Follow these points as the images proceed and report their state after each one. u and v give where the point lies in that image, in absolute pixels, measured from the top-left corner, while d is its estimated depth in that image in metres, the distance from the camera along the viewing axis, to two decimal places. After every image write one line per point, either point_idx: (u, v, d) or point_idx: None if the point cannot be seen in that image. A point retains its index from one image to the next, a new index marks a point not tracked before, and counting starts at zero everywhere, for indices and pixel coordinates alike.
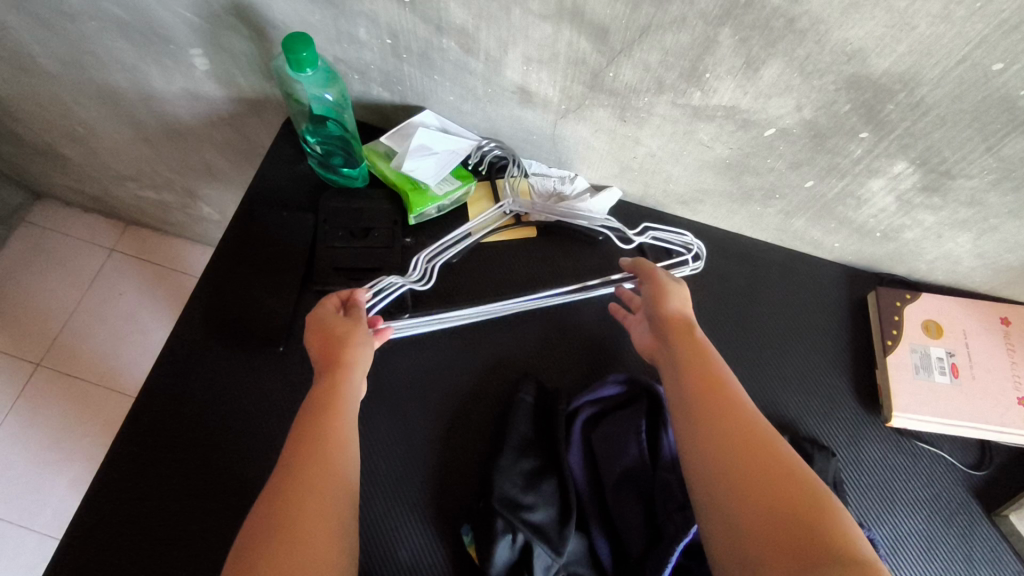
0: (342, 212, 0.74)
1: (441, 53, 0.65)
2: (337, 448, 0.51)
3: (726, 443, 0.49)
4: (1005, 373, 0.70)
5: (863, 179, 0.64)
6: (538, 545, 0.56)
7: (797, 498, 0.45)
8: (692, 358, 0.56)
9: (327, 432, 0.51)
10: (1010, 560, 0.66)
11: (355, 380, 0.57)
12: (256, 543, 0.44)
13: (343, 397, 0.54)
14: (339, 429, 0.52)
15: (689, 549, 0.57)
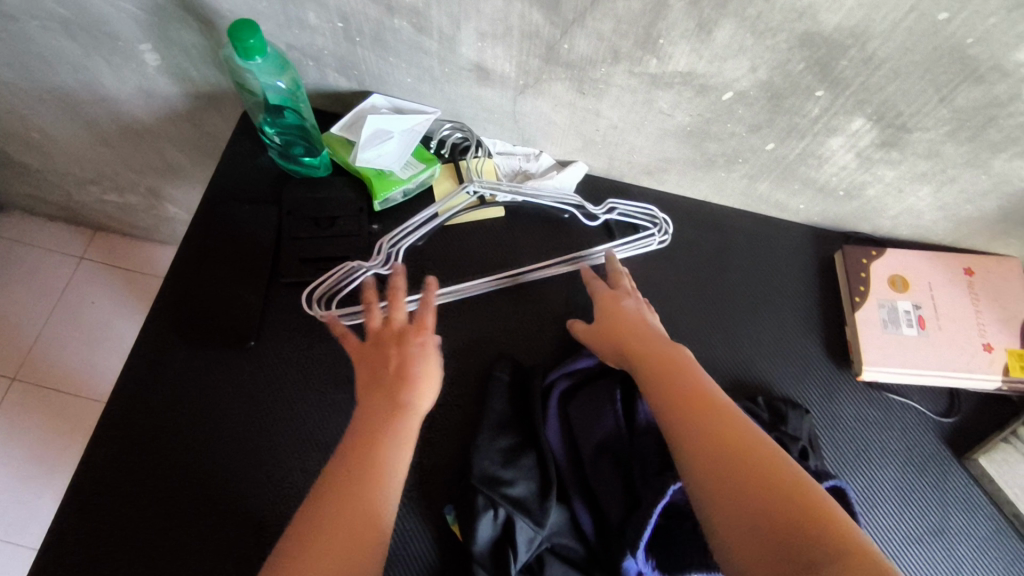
0: (305, 202, 0.73)
1: (393, 34, 0.64)
2: (393, 479, 0.49)
3: (711, 439, 0.49)
4: (970, 322, 0.72)
5: (824, 138, 0.64)
6: (519, 519, 0.57)
7: (790, 490, 0.44)
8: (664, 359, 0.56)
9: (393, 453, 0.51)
10: (982, 499, 0.68)
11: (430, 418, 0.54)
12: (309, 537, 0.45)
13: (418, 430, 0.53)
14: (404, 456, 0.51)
15: (667, 512, 0.58)
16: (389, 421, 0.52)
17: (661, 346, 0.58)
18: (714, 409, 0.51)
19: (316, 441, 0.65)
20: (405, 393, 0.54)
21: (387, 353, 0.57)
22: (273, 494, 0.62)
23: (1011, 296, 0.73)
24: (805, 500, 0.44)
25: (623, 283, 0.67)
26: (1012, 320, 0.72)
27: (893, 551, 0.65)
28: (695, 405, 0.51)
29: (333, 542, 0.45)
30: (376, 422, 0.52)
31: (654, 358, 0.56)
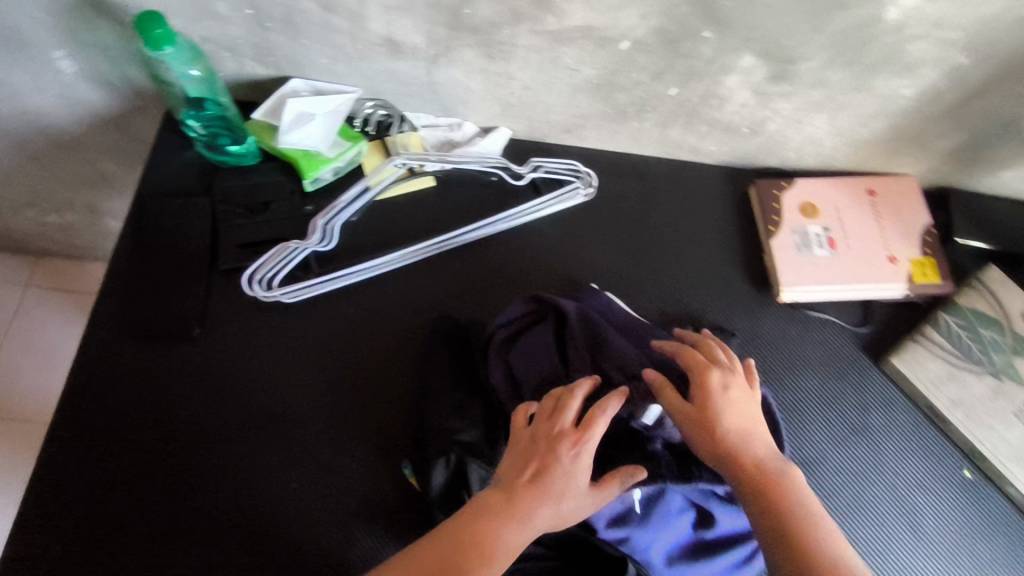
0: (237, 189, 0.75)
1: (302, 15, 0.66)
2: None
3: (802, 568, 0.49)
4: (875, 238, 0.78)
5: (721, 77, 0.68)
6: (470, 461, 0.60)
7: None
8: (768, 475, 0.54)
9: (484, 546, 0.47)
10: (899, 398, 0.75)
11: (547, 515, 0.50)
12: None
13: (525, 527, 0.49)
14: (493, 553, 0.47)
15: (610, 436, 0.63)
16: (512, 516, 0.49)
17: (761, 454, 0.55)
18: (821, 540, 0.51)
19: (269, 416, 0.67)
20: (536, 499, 0.50)
21: (537, 448, 0.53)
22: (231, 471, 0.64)
23: (910, 211, 0.80)
24: None
25: (715, 353, 0.62)
26: (911, 232, 0.79)
27: (821, 454, 0.72)
28: (816, 554, 0.50)
29: None
30: (500, 517, 0.49)
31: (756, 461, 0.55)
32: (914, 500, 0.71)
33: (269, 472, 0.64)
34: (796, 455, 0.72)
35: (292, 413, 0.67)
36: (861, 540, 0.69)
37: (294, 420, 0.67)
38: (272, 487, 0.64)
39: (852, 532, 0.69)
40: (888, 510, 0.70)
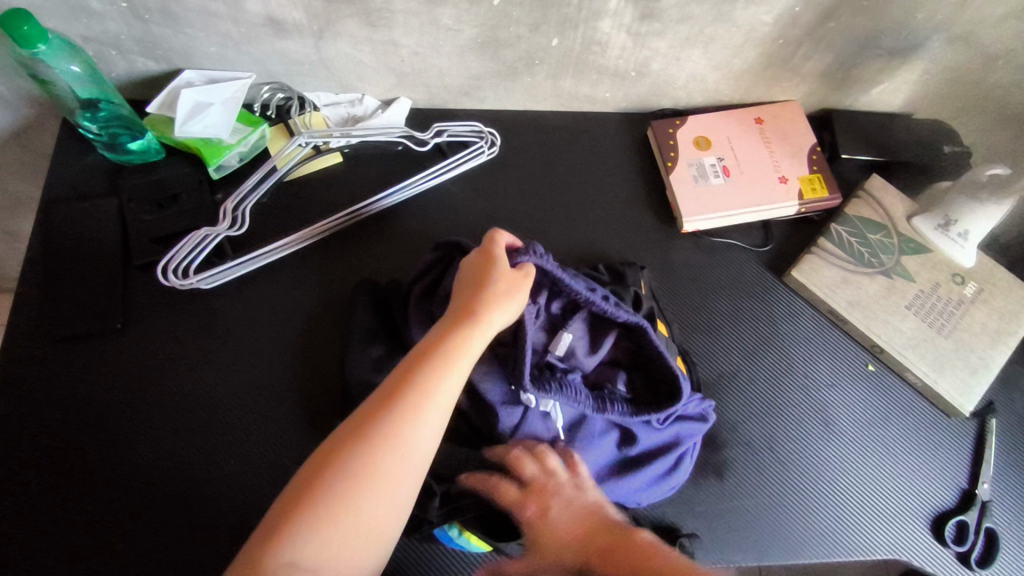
0: (143, 186, 0.76)
1: (178, 3, 0.67)
2: (435, 378, 0.52)
3: None
4: (766, 161, 0.82)
5: (595, 23, 0.72)
6: None
7: None
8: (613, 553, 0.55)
9: (438, 347, 0.54)
10: (804, 307, 0.81)
11: (491, 316, 0.57)
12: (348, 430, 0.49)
13: (470, 324, 0.55)
14: (449, 348, 0.54)
15: None
16: (440, 362, 0.53)
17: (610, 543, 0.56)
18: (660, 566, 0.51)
19: (203, 400, 0.70)
20: (473, 304, 0.57)
21: (468, 276, 0.60)
22: (171, 455, 0.67)
23: (796, 132, 0.84)
24: None
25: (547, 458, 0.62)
26: (799, 153, 0.83)
27: (737, 366, 0.77)
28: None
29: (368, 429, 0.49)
30: (428, 362, 0.53)
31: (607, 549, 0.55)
32: (825, 396, 0.76)
33: (210, 450, 0.67)
34: (713, 370, 0.76)
35: (224, 392, 0.70)
36: (779, 439, 0.74)
37: (229, 400, 0.70)
38: (215, 464, 0.67)
39: (772, 432, 0.74)
40: (803, 409, 0.75)
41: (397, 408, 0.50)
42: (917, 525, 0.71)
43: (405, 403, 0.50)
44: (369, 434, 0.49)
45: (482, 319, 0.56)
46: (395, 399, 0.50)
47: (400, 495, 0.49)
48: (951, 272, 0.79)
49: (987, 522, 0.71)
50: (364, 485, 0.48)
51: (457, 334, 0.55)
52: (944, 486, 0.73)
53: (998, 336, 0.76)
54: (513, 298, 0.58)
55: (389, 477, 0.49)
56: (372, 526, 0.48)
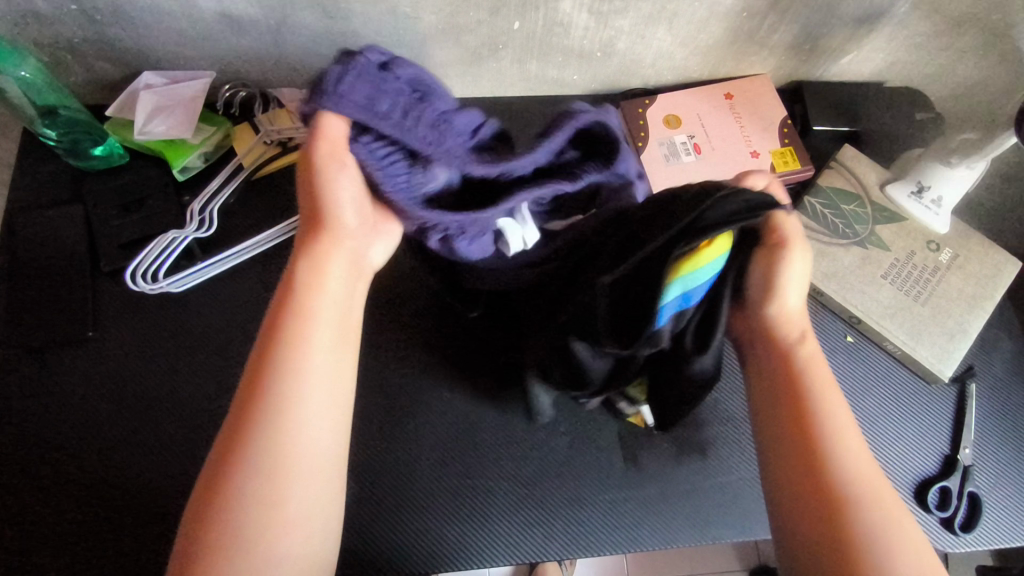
0: (108, 192, 0.75)
1: (129, 3, 0.66)
2: (296, 359, 0.48)
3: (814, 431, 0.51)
4: (738, 137, 0.82)
5: (555, 5, 0.71)
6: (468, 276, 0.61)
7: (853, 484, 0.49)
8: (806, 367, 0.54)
9: (289, 322, 0.49)
10: None
11: (333, 253, 0.52)
12: (224, 454, 0.45)
13: (317, 278, 0.51)
14: (300, 319, 0.49)
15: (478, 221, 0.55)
16: (284, 342, 0.48)
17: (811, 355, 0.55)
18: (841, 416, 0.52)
19: (180, 402, 0.69)
20: (312, 250, 0.52)
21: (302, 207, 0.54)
22: (150, 460, 0.66)
23: (766, 106, 0.83)
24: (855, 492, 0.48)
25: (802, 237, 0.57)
26: (770, 126, 0.82)
27: None
28: (835, 429, 0.51)
29: (244, 447, 0.45)
30: (271, 345, 0.48)
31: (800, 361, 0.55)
32: None
33: (187, 453, 0.67)
34: None
35: (200, 395, 0.70)
36: None
37: (206, 403, 0.69)
38: (194, 465, 0.67)
39: None
40: None
41: (252, 408, 0.46)
42: (901, 493, 0.71)
43: (274, 397, 0.46)
44: (235, 445, 0.45)
45: (310, 276, 0.51)
46: (248, 402, 0.47)
47: (309, 493, 0.46)
48: (926, 239, 0.78)
49: (968, 487, 0.71)
50: (241, 494, 0.44)
51: (290, 301, 0.50)
52: (926, 453, 0.73)
53: (974, 302, 0.76)
54: (329, 225, 0.53)
55: (281, 485, 0.45)
56: (294, 537, 0.45)
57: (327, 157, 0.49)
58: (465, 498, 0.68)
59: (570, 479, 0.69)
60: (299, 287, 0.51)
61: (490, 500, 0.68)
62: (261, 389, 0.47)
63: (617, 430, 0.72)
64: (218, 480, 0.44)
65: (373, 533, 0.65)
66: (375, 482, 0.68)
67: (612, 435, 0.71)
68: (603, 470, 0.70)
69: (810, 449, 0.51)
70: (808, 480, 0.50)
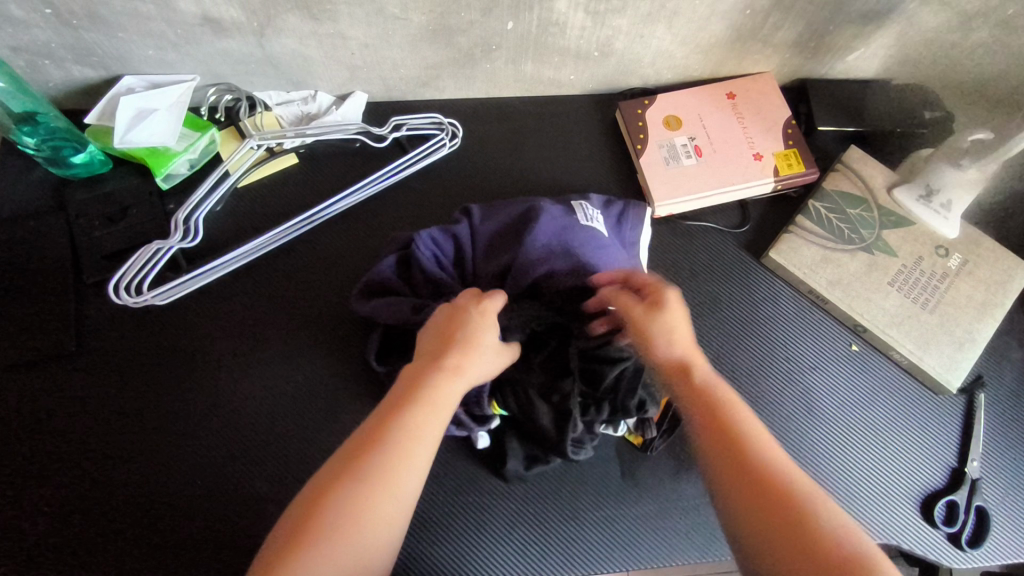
0: (91, 202, 0.72)
1: (105, 7, 0.63)
2: (408, 450, 0.45)
3: (734, 454, 0.47)
4: (740, 139, 0.79)
5: (550, 4, 0.68)
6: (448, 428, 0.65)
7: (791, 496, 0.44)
8: (697, 393, 0.51)
9: (412, 404, 0.47)
10: (786, 290, 0.78)
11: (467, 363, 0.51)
12: (309, 518, 0.42)
13: (447, 376, 0.49)
14: (420, 408, 0.47)
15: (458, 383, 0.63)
16: (389, 440, 0.45)
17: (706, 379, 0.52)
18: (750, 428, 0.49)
19: (169, 420, 0.67)
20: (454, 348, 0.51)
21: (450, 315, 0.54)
22: (136, 479, 0.65)
23: (769, 106, 0.80)
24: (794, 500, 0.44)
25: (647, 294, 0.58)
26: (774, 128, 0.79)
27: (720, 352, 0.75)
28: (746, 440, 0.48)
29: (324, 521, 0.42)
30: (366, 476, 0.44)
31: (692, 388, 0.52)
32: (810, 379, 0.74)
33: (174, 470, 0.65)
34: None
35: (188, 410, 0.68)
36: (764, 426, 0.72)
37: (196, 420, 0.68)
38: (184, 485, 0.65)
39: None
40: (787, 394, 0.73)
41: (326, 542, 0.41)
42: (907, 507, 0.70)
43: (375, 481, 0.43)
44: (292, 540, 0.41)
45: (427, 409, 0.47)
46: (321, 534, 0.41)
47: None
48: (935, 244, 0.76)
49: (976, 500, 0.70)
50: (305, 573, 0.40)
51: (418, 384, 0.48)
52: (933, 465, 0.71)
53: (983, 308, 0.74)
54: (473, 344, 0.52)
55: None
56: None
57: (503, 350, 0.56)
58: (461, 517, 0.66)
59: (567, 497, 0.68)
60: (408, 417, 0.46)
61: (485, 519, 0.66)
62: (368, 461, 0.44)
63: (615, 443, 0.70)
64: (295, 543, 0.41)
65: None
66: None
67: (611, 450, 0.70)
68: (602, 486, 0.68)
69: (748, 467, 0.46)
70: (753, 486, 0.45)
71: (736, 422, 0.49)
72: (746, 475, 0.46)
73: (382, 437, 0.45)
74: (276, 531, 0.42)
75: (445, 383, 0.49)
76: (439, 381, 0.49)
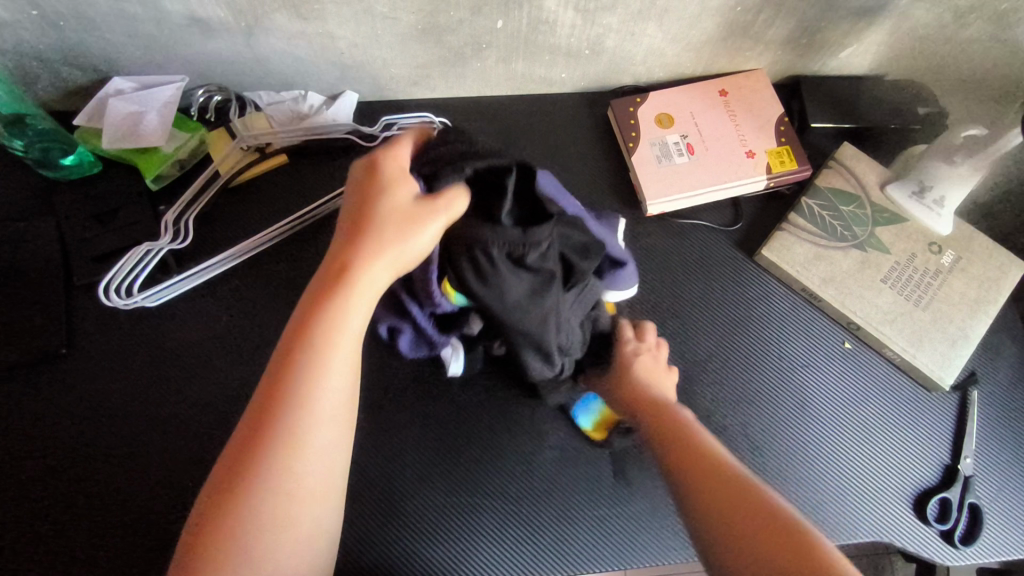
0: (82, 203, 0.72)
1: (92, 8, 0.63)
2: (320, 381, 0.45)
3: (701, 469, 0.53)
4: (732, 136, 0.78)
5: (539, 2, 0.67)
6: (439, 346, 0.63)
7: (749, 496, 0.49)
8: (668, 426, 0.59)
9: (319, 329, 0.45)
10: (779, 287, 0.78)
11: (372, 256, 0.46)
12: (233, 467, 0.44)
13: (353, 283, 0.46)
14: (327, 333, 0.45)
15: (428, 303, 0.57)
16: (295, 378, 0.44)
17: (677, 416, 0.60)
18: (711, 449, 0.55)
19: (161, 421, 0.67)
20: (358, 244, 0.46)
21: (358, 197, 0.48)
22: (128, 480, 0.65)
23: (761, 103, 0.80)
24: (752, 500, 0.48)
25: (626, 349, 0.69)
26: (766, 125, 0.79)
27: (712, 351, 0.75)
28: (708, 458, 0.54)
29: (246, 470, 0.43)
30: (268, 439, 0.43)
31: (666, 423, 0.59)
32: (802, 377, 0.74)
33: (166, 471, 0.65)
34: (684, 356, 0.74)
35: (179, 411, 0.68)
36: (756, 425, 0.72)
37: (188, 421, 0.68)
38: (175, 488, 0.65)
39: (747, 418, 0.72)
40: (779, 392, 0.73)
41: (243, 516, 0.42)
42: (899, 505, 0.70)
43: (287, 420, 0.44)
44: (220, 490, 0.43)
45: (322, 351, 0.45)
46: (238, 510, 0.42)
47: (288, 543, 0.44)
48: (928, 241, 0.76)
49: (969, 498, 0.70)
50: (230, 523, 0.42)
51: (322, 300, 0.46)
52: (927, 463, 0.71)
53: (976, 305, 0.73)
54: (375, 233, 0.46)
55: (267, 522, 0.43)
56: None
57: (437, 212, 0.45)
58: (452, 518, 0.66)
59: (560, 496, 0.68)
60: (302, 364, 0.44)
61: (477, 520, 0.66)
62: (278, 402, 0.44)
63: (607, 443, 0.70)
64: (222, 493, 0.43)
65: (359, 554, 0.64)
66: (362, 501, 0.66)
67: (603, 449, 0.70)
68: (593, 484, 0.68)
69: (712, 478, 0.51)
70: (715, 491, 0.50)
71: (700, 445, 0.55)
72: (711, 483, 0.51)
73: (279, 395, 0.44)
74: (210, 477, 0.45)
75: (343, 312, 0.45)
76: (333, 316, 0.45)
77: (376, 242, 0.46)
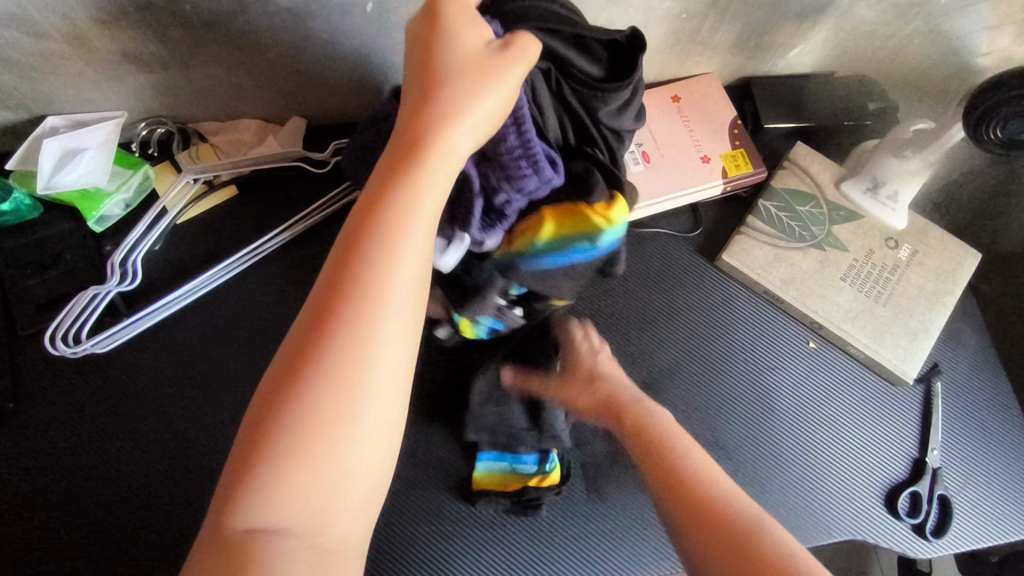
0: (21, 249, 0.69)
1: (13, 49, 0.59)
2: (393, 259, 0.41)
3: (651, 451, 0.59)
4: (687, 142, 0.78)
5: None
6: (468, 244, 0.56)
7: (698, 474, 0.55)
8: (634, 420, 0.64)
9: (391, 203, 0.42)
10: (742, 290, 0.78)
11: (449, 114, 0.44)
12: (296, 363, 0.39)
13: (428, 149, 0.44)
14: (401, 206, 0.42)
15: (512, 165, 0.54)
16: (367, 256, 0.41)
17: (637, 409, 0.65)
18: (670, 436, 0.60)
19: (119, 470, 0.65)
20: (431, 107, 0.44)
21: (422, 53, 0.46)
22: (88, 533, 0.63)
23: (713, 106, 0.80)
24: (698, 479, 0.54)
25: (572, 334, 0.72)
26: (720, 128, 0.79)
27: (678, 359, 0.74)
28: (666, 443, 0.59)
29: (312, 364, 0.39)
30: (335, 330, 0.40)
31: (625, 418, 0.64)
32: (769, 379, 0.74)
33: (129, 520, 0.64)
34: (652, 367, 0.74)
35: (138, 458, 0.66)
36: (727, 432, 0.72)
37: (148, 467, 0.66)
38: (143, 537, 0.64)
39: (717, 425, 0.72)
40: (748, 395, 0.73)
41: (309, 414, 0.38)
42: (873, 500, 0.70)
43: (359, 299, 0.40)
44: (278, 394, 0.39)
45: (393, 226, 0.42)
46: (303, 413, 0.38)
47: (358, 453, 0.39)
48: (883, 236, 0.76)
49: (938, 490, 0.70)
50: (289, 425, 0.38)
51: (395, 174, 0.43)
52: (896, 457, 0.72)
53: (935, 298, 0.74)
54: (449, 88, 0.44)
55: (337, 426, 0.39)
56: (328, 506, 0.39)
57: (511, 66, 0.46)
58: (427, 553, 0.65)
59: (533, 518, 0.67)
60: (372, 243, 0.41)
61: (452, 547, 0.66)
62: (347, 283, 0.40)
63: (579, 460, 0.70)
64: (283, 393, 0.39)
65: None
66: None
67: (575, 465, 0.70)
68: (566, 503, 0.68)
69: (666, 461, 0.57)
70: (664, 471, 0.56)
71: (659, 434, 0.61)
72: (661, 462, 0.57)
73: (346, 280, 0.40)
74: (265, 380, 0.40)
75: (413, 184, 0.43)
76: (404, 188, 0.43)
77: (440, 103, 0.44)
